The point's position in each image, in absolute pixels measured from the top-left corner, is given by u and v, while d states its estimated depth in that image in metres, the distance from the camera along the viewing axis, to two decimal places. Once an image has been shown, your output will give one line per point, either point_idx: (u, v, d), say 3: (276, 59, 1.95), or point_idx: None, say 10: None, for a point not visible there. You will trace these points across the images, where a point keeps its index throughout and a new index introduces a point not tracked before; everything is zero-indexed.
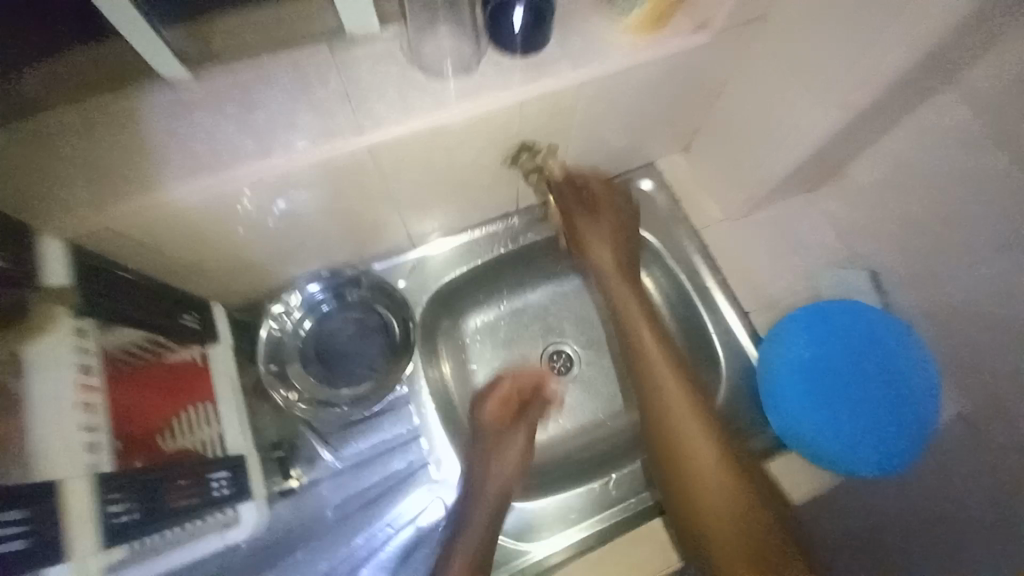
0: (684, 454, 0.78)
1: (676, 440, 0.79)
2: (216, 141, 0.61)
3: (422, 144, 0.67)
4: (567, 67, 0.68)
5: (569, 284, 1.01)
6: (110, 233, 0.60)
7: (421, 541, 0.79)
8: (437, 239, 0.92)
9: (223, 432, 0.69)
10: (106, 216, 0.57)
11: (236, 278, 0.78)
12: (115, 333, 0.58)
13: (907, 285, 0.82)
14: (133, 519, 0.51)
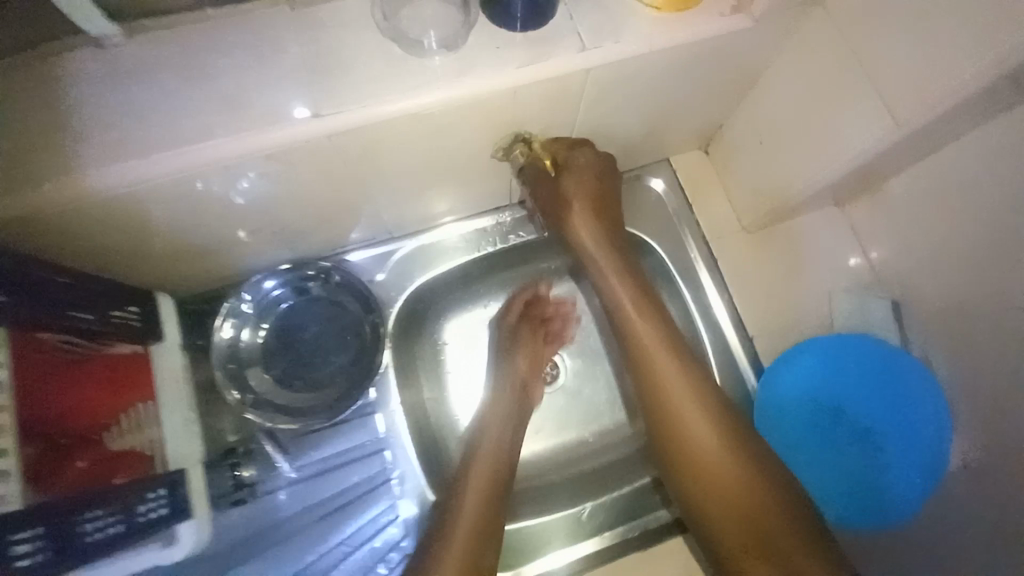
0: (695, 441, 0.72)
1: (685, 428, 0.72)
2: (156, 116, 0.53)
3: (397, 131, 0.57)
4: (573, 48, 0.57)
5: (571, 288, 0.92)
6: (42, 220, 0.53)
7: (379, 562, 0.75)
8: (452, 222, 0.85)
9: (166, 440, 0.66)
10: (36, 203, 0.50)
11: (190, 268, 0.70)
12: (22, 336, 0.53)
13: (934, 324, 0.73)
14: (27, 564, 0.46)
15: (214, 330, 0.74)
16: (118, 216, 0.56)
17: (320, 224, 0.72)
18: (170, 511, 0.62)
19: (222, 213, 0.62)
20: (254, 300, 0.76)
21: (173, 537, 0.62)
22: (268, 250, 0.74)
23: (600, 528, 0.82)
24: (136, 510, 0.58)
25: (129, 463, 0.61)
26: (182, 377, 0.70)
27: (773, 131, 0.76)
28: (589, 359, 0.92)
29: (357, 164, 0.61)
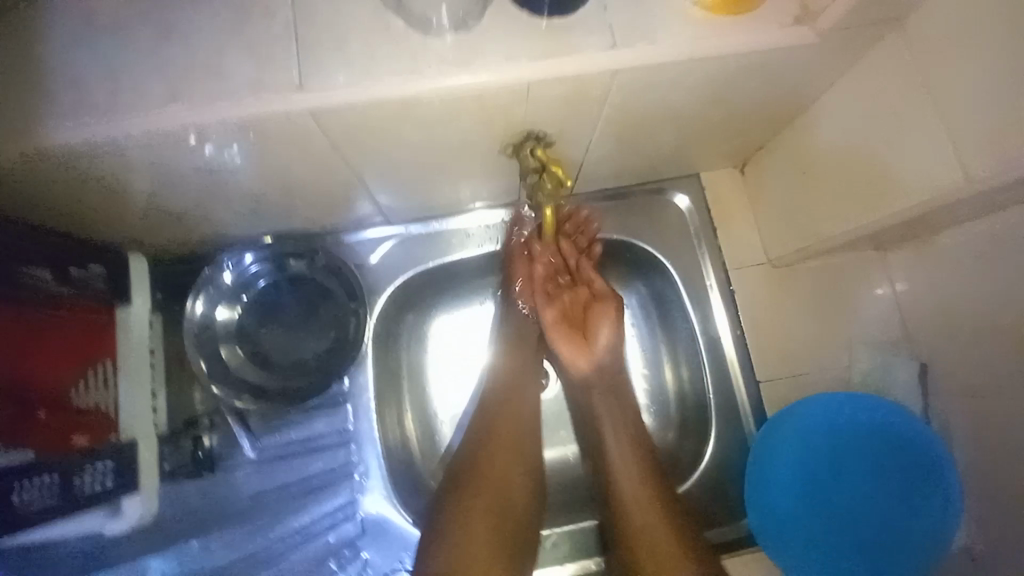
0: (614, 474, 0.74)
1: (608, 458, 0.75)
2: (126, 70, 0.48)
3: (393, 116, 0.51)
4: (601, 44, 0.50)
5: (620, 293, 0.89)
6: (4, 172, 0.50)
7: (330, 557, 0.73)
8: (480, 209, 0.81)
9: (122, 408, 0.64)
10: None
11: (169, 232, 0.68)
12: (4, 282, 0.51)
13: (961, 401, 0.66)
14: None
15: (189, 301, 0.72)
16: (88, 173, 0.53)
17: (309, 202, 0.67)
18: (114, 484, 0.61)
19: (201, 181, 0.58)
20: (234, 272, 0.74)
21: (117, 510, 0.63)
22: (253, 222, 0.70)
23: (563, 559, 0.77)
24: (76, 482, 0.56)
25: (91, 426, 0.60)
26: (148, 344, 0.69)
27: (818, 163, 0.68)
28: None
29: (348, 145, 0.55)
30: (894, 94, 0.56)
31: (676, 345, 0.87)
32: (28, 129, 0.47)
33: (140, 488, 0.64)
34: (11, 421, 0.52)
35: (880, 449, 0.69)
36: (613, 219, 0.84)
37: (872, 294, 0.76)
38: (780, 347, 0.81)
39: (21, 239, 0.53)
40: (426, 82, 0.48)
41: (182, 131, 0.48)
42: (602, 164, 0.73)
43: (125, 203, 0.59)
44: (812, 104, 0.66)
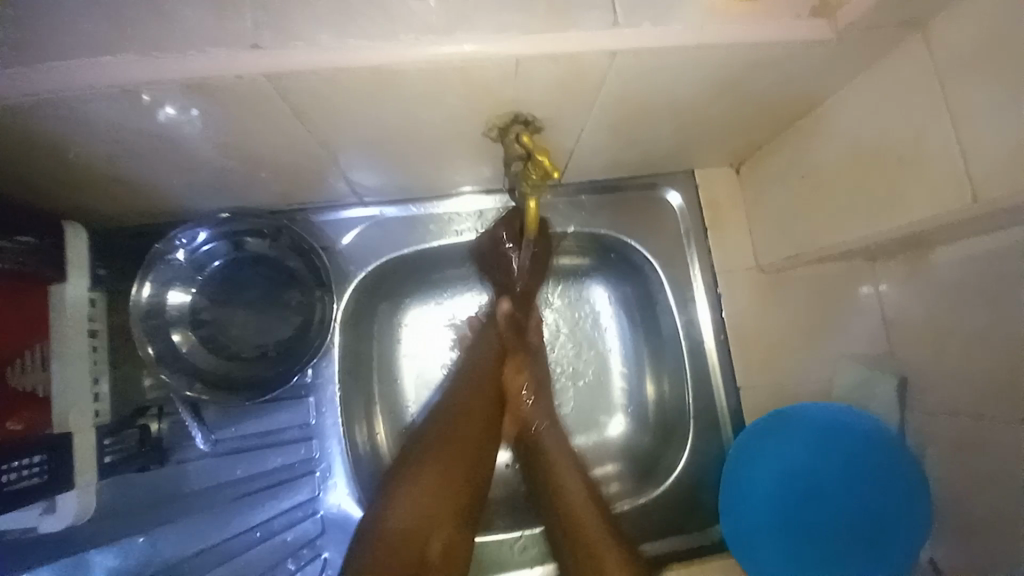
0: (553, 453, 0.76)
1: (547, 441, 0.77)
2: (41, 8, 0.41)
3: (364, 85, 0.46)
4: (601, 21, 0.44)
5: (588, 302, 0.87)
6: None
7: (288, 557, 0.70)
8: (471, 194, 0.76)
9: (57, 390, 0.58)
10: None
11: (114, 201, 0.61)
12: None
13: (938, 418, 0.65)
14: None
15: (137, 280, 0.66)
16: (7, 130, 0.45)
17: (273, 175, 0.61)
18: (45, 479, 0.55)
19: (150, 147, 0.51)
20: (187, 249, 0.68)
21: (53, 506, 0.59)
22: (212, 195, 0.64)
23: (533, 561, 0.76)
24: (7, 476, 0.50)
25: (29, 410, 0.54)
26: (85, 321, 0.63)
27: (818, 170, 0.65)
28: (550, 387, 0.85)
29: (315, 115, 0.50)
30: (907, 104, 0.52)
31: (660, 348, 0.85)
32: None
33: (75, 483, 0.59)
34: None
35: (855, 464, 0.67)
36: (602, 213, 0.80)
37: (858, 293, 0.71)
38: (765, 355, 0.80)
39: None
40: (402, 50, 0.43)
41: (119, 88, 0.42)
42: (596, 155, 0.69)
43: (60, 166, 0.52)
44: (818, 104, 0.63)
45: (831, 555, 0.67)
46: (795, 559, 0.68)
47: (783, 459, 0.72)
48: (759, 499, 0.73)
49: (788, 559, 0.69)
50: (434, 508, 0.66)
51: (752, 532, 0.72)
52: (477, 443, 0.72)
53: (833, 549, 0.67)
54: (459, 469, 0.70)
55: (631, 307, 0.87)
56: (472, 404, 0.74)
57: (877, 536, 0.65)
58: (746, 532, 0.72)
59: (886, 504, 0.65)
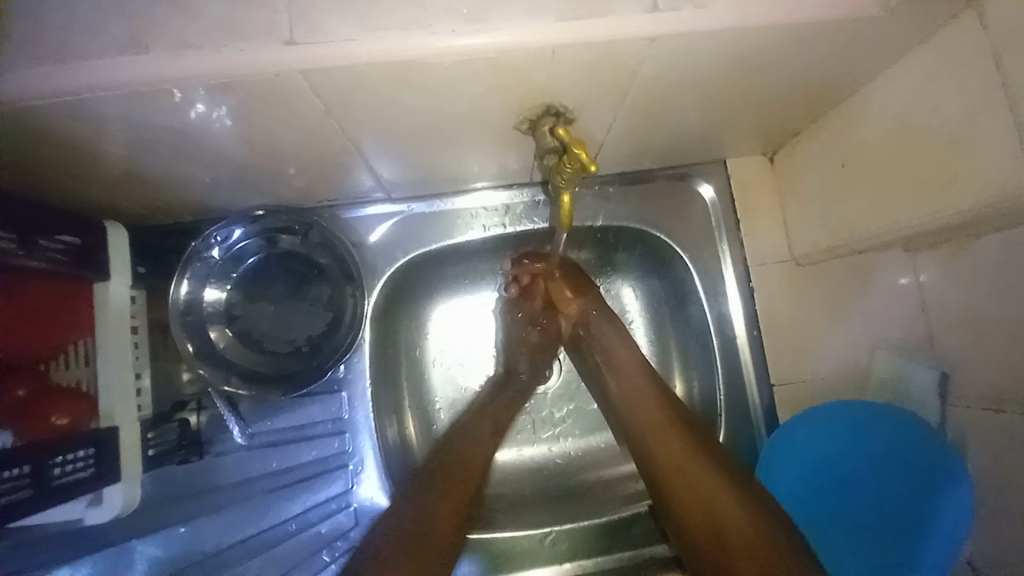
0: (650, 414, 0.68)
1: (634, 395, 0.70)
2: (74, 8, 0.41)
3: (395, 77, 0.45)
4: (639, 5, 0.43)
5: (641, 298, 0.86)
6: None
7: (323, 548, 0.71)
8: (483, 189, 0.75)
9: (102, 386, 0.60)
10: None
11: (152, 200, 0.63)
12: None
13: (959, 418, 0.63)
14: None
15: (174, 279, 0.68)
16: (52, 132, 0.47)
17: (303, 171, 0.62)
18: (93, 471, 0.57)
19: (182, 144, 0.52)
20: (222, 247, 0.70)
21: (98, 498, 0.60)
22: (241, 191, 0.64)
23: (562, 555, 0.75)
24: (53, 472, 0.52)
25: (74, 405, 0.56)
26: (129, 320, 0.64)
27: (860, 156, 0.62)
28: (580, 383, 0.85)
29: (344, 109, 0.50)
30: (957, 85, 0.50)
31: (689, 342, 0.84)
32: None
33: (121, 476, 0.61)
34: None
35: (914, 469, 0.64)
36: (628, 204, 0.79)
37: (896, 283, 0.67)
38: (800, 350, 0.77)
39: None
40: (434, 42, 0.42)
41: (154, 86, 0.42)
42: (625, 145, 0.67)
43: (93, 163, 0.53)
44: (860, 87, 0.61)
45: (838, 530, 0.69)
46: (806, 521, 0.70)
47: (832, 441, 0.70)
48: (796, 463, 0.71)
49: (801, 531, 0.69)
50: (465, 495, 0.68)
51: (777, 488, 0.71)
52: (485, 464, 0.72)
53: (843, 526, 0.68)
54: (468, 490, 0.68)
55: (659, 300, 0.86)
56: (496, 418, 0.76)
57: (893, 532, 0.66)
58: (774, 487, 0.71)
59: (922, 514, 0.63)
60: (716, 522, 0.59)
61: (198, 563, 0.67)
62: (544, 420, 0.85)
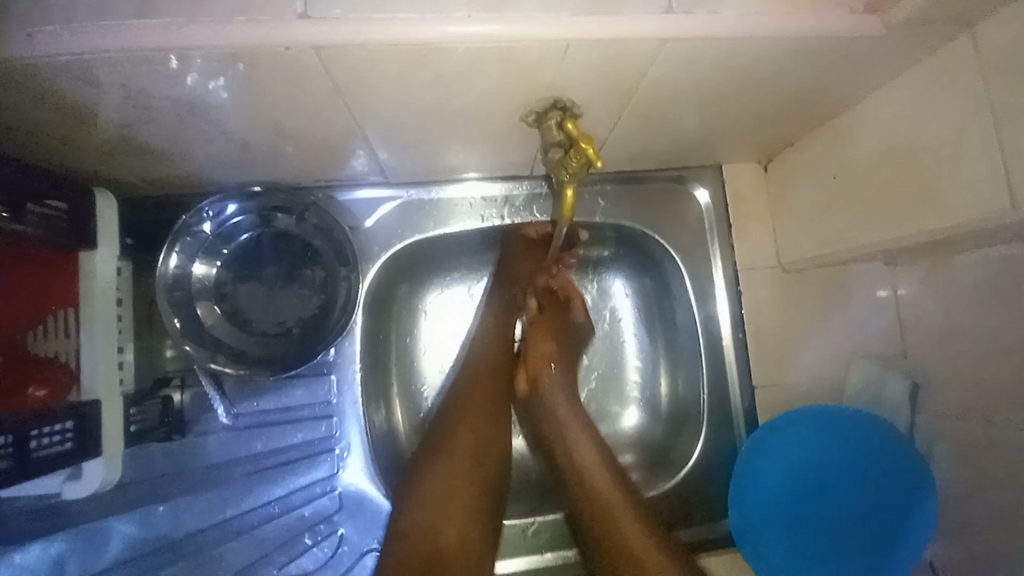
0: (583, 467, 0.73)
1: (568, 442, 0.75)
2: None
3: (408, 61, 0.45)
4: (654, 7, 0.44)
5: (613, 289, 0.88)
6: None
7: (304, 532, 0.71)
8: (477, 180, 0.75)
9: (82, 361, 0.59)
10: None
11: (144, 170, 0.61)
12: None
13: (933, 425, 0.66)
14: None
15: (164, 250, 0.67)
16: (48, 94, 0.45)
17: (302, 150, 0.61)
18: (73, 445, 0.56)
19: (182, 116, 0.51)
20: (213, 222, 0.68)
21: (77, 473, 0.59)
22: (236, 168, 0.63)
23: (544, 546, 0.77)
24: (35, 443, 0.51)
25: (50, 376, 0.54)
26: (115, 294, 0.62)
27: (851, 170, 0.64)
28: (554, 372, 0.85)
29: (351, 92, 0.49)
30: (944, 107, 0.52)
31: (676, 342, 0.86)
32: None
33: (103, 451, 0.60)
34: None
35: (885, 475, 0.67)
36: (625, 204, 0.80)
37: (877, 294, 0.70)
38: (781, 355, 0.80)
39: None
40: (449, 29, 0.42)
41: (158, 54, 0.42)
42: (627, 145, 0.68)
43: (86, 129, 0.51)
44: (855, 103, 0.63)
45: (815, 535, 0.71)
46: (783, 527, 0.72)
47: (811, 447, 0.72)
48: (778, 470, 0.73)
49: (781, 541, 0.72)
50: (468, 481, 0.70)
51: (757, 495, 0.74)
52: (488, 442, 0.73)
53: (821, 532, 0.71)
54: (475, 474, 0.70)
55: (649, 300, 0.87)
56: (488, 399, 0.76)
57: (865, 536, 0.68)
58: (752, 493, 0.74)
59: (895, 514, 0.66)
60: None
61: (174, 544, 0.66)
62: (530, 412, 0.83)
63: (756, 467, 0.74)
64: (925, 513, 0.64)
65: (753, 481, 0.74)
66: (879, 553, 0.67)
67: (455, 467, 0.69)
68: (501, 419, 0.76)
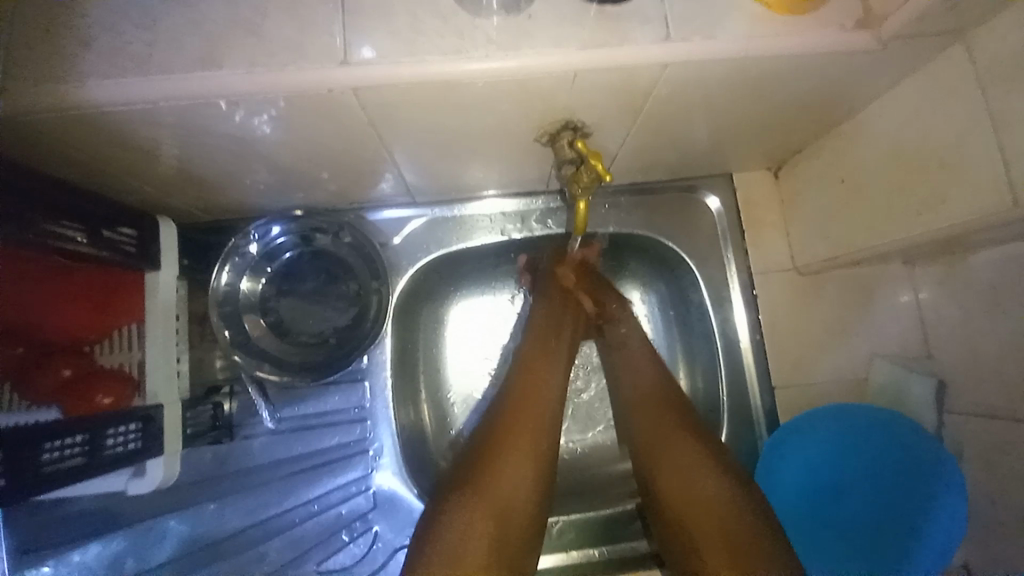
0: (651, 413, 0.73)
1: (638, 392, 0.76)
2: (155, 27, 0.47)
3: (433, 94, 0.51)
4: (654, 35, 0.48)
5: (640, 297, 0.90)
6: (39, 124, 0.49)
7: (341, 529, 0.76)
8: (500, 196, 0.80)
9: (144, 370, 0.66)
10: (26, 102, 0.46)
11: (199, 198, 0.68)
12: (37, 224, 0.50)
13: (956, 424, 0.65)
14: (16, 481, 0.48)
15: (216, 267, 0.73)
16: (119, 133, 0.52)
17: (338, 175, 0.67)
18: (138, 446, 0.62)
19: (233, 148, 0.57)
20: (260, 242, 0.75)
21: (141, 471, 0.65)
22: (279, 192, 0.70)
23: (567, 545, 0.79)
24: (103, 443, 0.57)
25: (118, 385, 0.61)
26: (174, 311, 0.69)
27: (858, 174, 0.66)
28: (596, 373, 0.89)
29: (384, 123, 0.55)
30: (946, 111, 0.54)
31: (693, 345, 0.88)
32: (61, 80, 0.47)
33: (164, 451, 0.66)
34: (25, 365, 0.58)
35: (903, 473, 0.68)
36: (638, 214, 0.83)
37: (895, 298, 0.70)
38: (801, 358, 0.80)
39: (73, 193, 0.56)
40: (466, 65, 0.47)
41: (215, 97, 0.48)
42: (637, 157, 0.72)
43: (152, 161, 0.58)
44: (859, 109, 0.65)
45: (835, 536, 0.72)
46: (805, 527, 0.73)
47: (827, 447, 0.73)
48: (800, 471, 0.74)
49: (805, 539, 0.73)
50: (533, 423, 0.68)
51: (778, 495, 0.74)
52: (549, 373, 0.72)
53: (839, 532, 0.72)
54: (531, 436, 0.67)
55: (667, 305, 0.90)
56: (525, 413, 0.68)
57: (882, 537, 0.69)
58: (774, 495, 0.74)
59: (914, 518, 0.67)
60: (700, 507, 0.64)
61: (223, 541, 0.72)
62: (581, 418, 0.88)
63: (777, 468, 0.74)
64: (949, 517, 0.63)
65: (772, 483, 0.74)
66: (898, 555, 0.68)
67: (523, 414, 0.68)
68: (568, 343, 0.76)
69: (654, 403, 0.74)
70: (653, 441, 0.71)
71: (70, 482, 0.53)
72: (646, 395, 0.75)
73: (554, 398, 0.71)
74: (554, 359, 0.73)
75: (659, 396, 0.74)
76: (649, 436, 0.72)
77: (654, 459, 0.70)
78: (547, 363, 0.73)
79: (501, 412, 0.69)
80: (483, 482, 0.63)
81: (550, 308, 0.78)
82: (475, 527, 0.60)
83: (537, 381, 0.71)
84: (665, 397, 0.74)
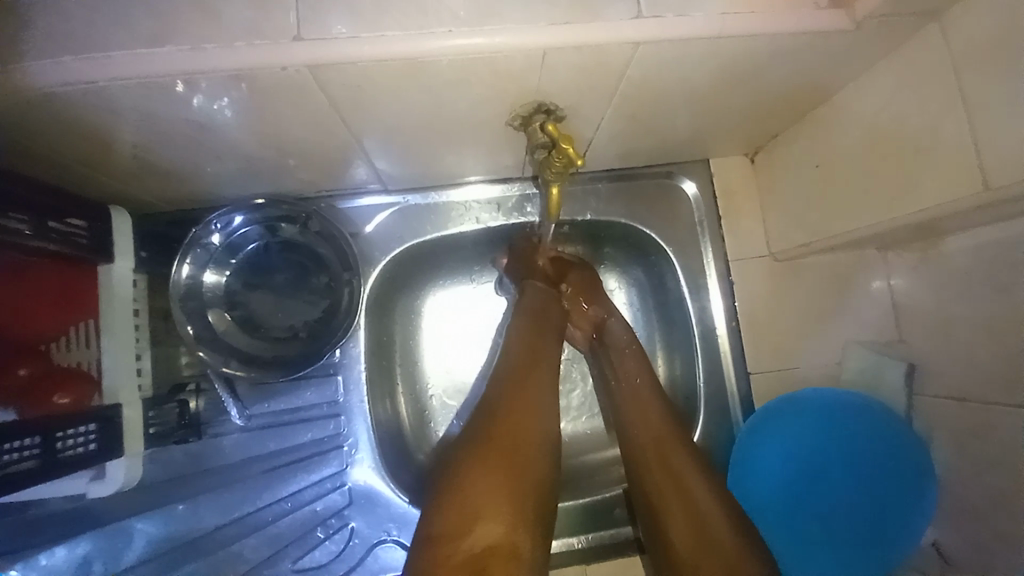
0: (640, 404, 0.73)
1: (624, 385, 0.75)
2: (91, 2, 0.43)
3: (397, 76, 0.48)
4: (626, 13, 0.47)
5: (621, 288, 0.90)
6: None
7: (317, 526, 0.74)
8: (475, 183, 0.78)
9: (103, 369, 0.62)
10: None
11: (156, 188, 0.65)
12: None
13: (926, 406, 0.66)
14: None
15: (176, 260, 0.70)
16: (62, 120, 0.49)
17: (303, 162, 0.64)
18: (96, 447, 0.59)
19: (188, 136, 0.54)
20: (222, 233, 0.71)
21: (101, 473, 0.62)
22: (241, 180, 0.66)
23: None
24: (58, 445, 0.54)
25: (75, 385, 0.58)
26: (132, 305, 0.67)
27: (833, 159, 0.66)
28: (577, 364, 0.89)
29: (347, 107, 0.52)
30: (920, 95, 0.54)
31: (671, 333, 0.87)
32: None
33: (125, 451, 0.63)
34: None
35: (876, 459, 0.69)
36: (616, 201, 0.82)
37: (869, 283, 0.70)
38: (777, 344, 0.81)
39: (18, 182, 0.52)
40: (428, 44, 0.45)
41: (162, 78, 0.45)
42: (614, 142, 0.70)
43: (103, 150, 0.55)
44: (835, 93, 0.64)
45: (814, 524, 0.72)
46: (785, 515, 0.73)
47: (805, 433, 0.74)
48: (778, 459, 0.75)
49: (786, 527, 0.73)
50: (533, 400, 0.65)
51: (757, 482, 0.75)
52: (544, 355, 0.71)
53: (818, 519, 0.72)
54: (531, 413, 0.64)
55: (646, 293, 0.89)
56: (522, 400, 0.65)
57: (859, 523, 0.70)
58: (752, 482, 0.75)
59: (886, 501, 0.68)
60: (692, 510, 0.63)
61: (194, 542, 0.70)
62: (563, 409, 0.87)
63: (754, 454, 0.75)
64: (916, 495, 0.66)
65: (750, 469, 0.75)
66: (873, 538, 0.69)
67: (523, 392, 0.66)
68: (553, 330, 0.74)
69: (639, 396, 0.73)
70: (641, 430, 0.70)
71: (27, 485, 0.51)
72: (640, 389, 0.74)
73: (551, 382, 0.69)
74: (548, 341, 0.72)
75: (644, 389, 0.74)
76: (633, 427, 0.71)
77: (641, 454, 0.69)
78: (546, 361, 0.70)
79: (492, 402, 0.66)
80: (488, 477, 0.58)
81: (540, 298, 0.77)
82: (494, 517, 0.56)
83: (530, 367, 0.69)
84: (642, 390, 0.74)
